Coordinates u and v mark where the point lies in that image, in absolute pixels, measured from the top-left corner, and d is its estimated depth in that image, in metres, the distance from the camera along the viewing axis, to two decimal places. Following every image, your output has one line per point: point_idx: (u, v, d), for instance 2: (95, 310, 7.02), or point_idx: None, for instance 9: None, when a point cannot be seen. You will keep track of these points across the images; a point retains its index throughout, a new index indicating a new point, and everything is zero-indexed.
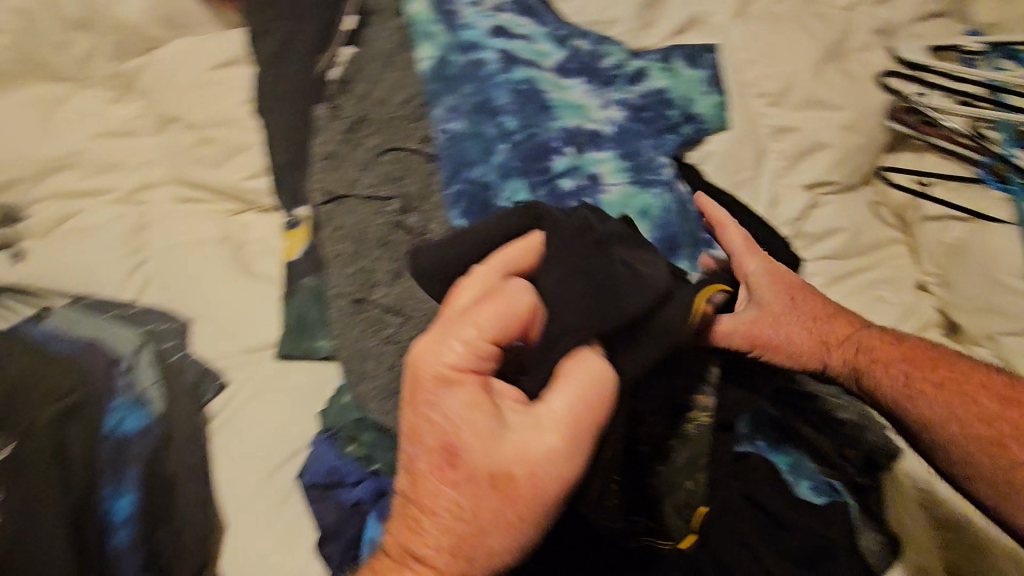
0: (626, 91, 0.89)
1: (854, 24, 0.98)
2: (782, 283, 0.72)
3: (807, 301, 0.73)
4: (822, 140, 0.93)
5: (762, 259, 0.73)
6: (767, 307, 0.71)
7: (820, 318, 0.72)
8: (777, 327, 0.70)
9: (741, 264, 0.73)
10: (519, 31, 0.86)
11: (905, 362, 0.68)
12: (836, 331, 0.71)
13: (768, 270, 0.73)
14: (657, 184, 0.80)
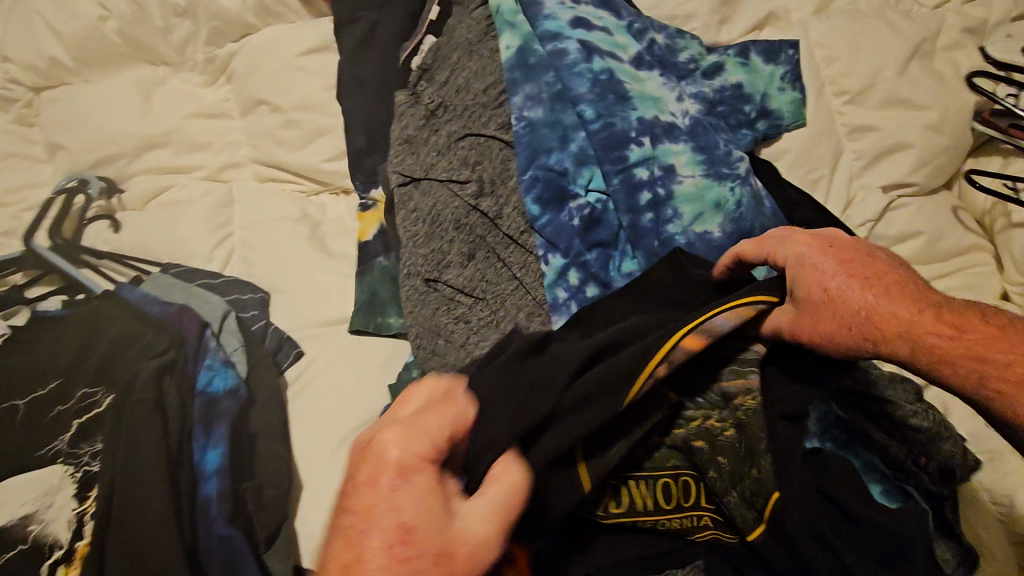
0: (701, 86, 0.90)
1: (942, 24, 0.95)
2: (814, 259, 0.59)
3: (854, 268, 0.57)
4: (906, 140, 0.90)
5: (797, 240, 0.61)
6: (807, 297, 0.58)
7: (882, 296, 0.55)
8: (816, 321, 0.57)
9: (772, 246, 0.63)
10: (598, 23, 0.88)
11: (942, 326, 0.54)
12: (892, 305, 0.55)
13: (799, 246, 0.60)
14: (732, 178, 0.79)
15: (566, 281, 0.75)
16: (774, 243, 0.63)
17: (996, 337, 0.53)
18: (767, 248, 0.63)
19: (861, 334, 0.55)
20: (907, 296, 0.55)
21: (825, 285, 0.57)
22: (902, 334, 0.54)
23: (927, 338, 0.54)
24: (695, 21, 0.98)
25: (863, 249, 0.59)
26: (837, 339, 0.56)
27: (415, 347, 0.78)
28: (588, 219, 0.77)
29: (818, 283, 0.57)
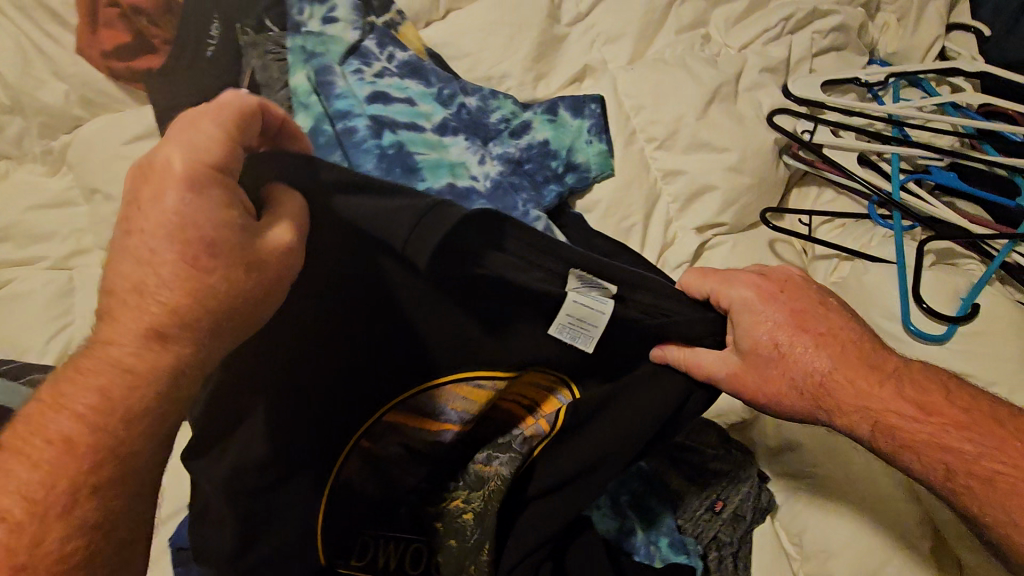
0: (508, 146, 0.92)
1: (743, 65, 0.99)
2: (762, 309, 0.61)
3: (806, 325, 0.62)
4: (708, 183, 0.94)
5: (746, 281, 0.63)
6: (751, 349, 0.61)
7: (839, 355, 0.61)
8: (765, 375, 0.61)
9: (729, 287, 0.62)
10: (401, 95, 0.90)
11: (924, 423, 0.59)
12: (858, 385, 0.60)
13: (753, 286, 0.62)
14: None
15: None
16: (733, 281, 0.62)
17: (959, 425, 0.58)
18: (716, 287, 0.63)
19: (815, 395, 0.61)
20: (879, 370, 0.61)
21: (778, 341, 0.61)
22: (855, 407, 0.59)
23: (880, 414, 0.60)
24: (510, 80, 1.00)
25: (819, 303, 0.64)
26: (781, 395, 0.61)
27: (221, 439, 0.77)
28: None
29: (774, 335, 0.61)
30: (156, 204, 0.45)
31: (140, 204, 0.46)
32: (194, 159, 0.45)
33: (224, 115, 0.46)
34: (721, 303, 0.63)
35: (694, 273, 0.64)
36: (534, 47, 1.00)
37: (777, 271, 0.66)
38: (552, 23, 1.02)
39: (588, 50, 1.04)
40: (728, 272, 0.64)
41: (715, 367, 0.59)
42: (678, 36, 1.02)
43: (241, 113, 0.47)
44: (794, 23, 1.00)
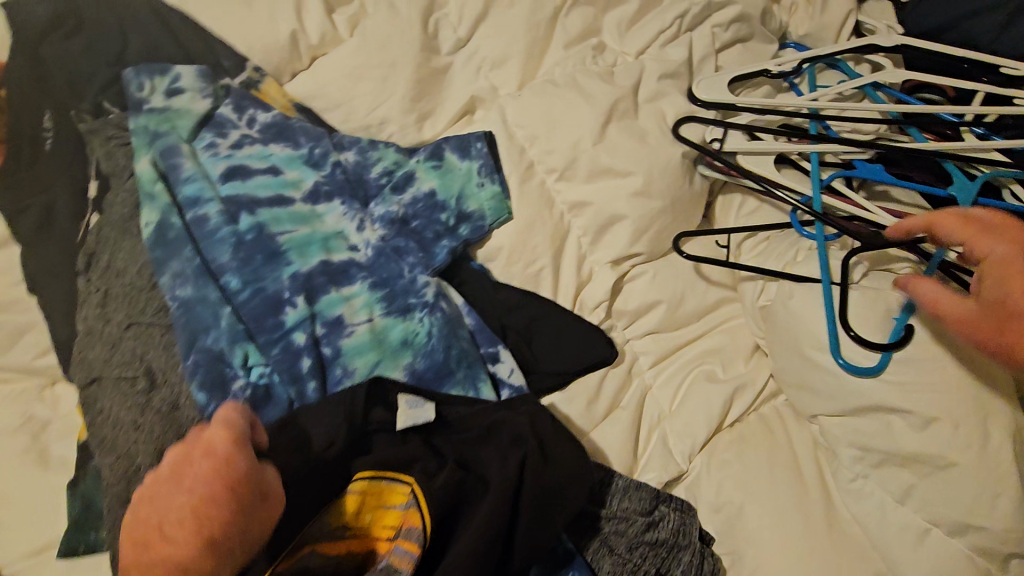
0: (391, 203, 0.83)
1: (640, 75, 0.91)
2: (1021, 264, 0.56)
3: None
4: (616, 212, 0.85)
5: (1005, 236, 0.59)
6: (990, 294, 0.57)
7: None
8: (1001, 327, 0.55)
9: (989, 240, 0.59)
10: (263, 164, 0.81)
11: None
12: None
13: (1020, 244, 0.58)
14: (418, 308, 0.75)
15: None
16: (995, 237, 0.59)
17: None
18: (974, 241, 0.60)
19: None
20: None
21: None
22: None
23: None
24: (391, 125, 0.91)
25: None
26: (1020, 351, 0.54)
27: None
28: (254, 400, 0.66)
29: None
30: (187, 473, 0.51)
31: (176, 472, 0.51)
32: (208, 460, 0.51)
33: (227, 427, 0.54)
34: (981, 256, 0.60)
35: (957, 219, 0.62)
36: (412, 84, 0.91)
37: None
38: (428, 55, 0.93)
39: (475, 79, 0.96)
40: (998, 228, 0.60)
41: (958, 306, 0.59)
42: (567, 50, 0.94)
43: (240, 422, 0.55)
44: (689, 20, 0.92)
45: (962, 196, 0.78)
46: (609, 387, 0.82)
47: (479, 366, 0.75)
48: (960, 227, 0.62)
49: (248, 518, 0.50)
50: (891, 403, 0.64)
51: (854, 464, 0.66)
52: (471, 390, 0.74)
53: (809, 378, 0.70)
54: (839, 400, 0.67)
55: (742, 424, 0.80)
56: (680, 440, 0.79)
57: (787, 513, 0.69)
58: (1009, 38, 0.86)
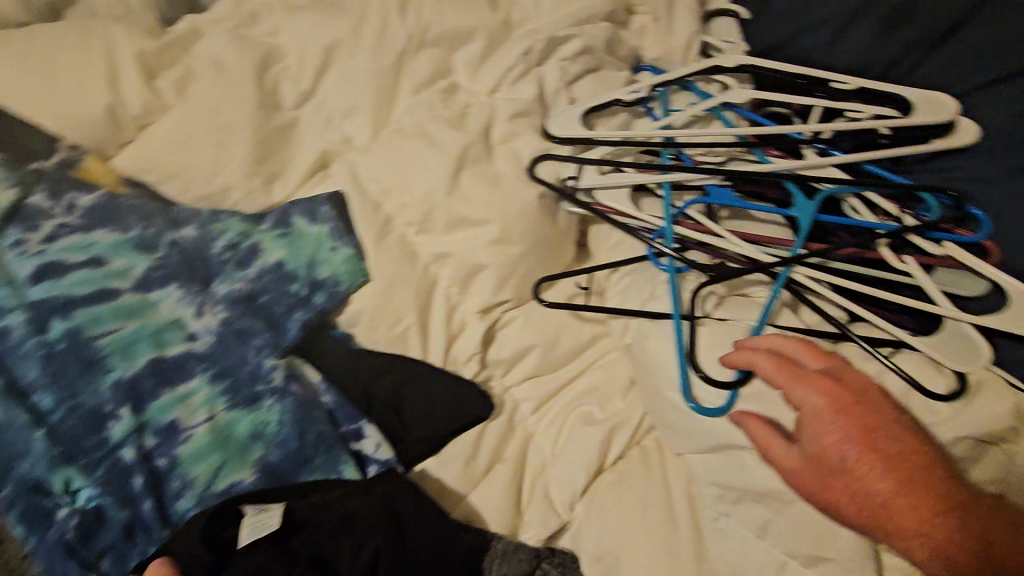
0: (234, 280, 0.78)
1: (492, 115, 0.89)
2: (834, 421, 0.58)
3: (867, 429, 0.57)
4: (477, 262, 0.84)
5: (819, 388, 0.59)
6: (812, 453, 0.58)
7: (875, 459, 0.56)
8: (825, 485, 0.57)
9: (801, 386, 0.60)
10: (80, 257, 0.74)
11: (958, 530, 0.53)
12: (897, 500, 0.55)
13: (830, 392, 0.59)
14: (265, 396, 0.72)
15: None
16: (812, 387, 0.60)
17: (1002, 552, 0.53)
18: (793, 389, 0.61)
19: (869, 517, 0.56)
20: (899, 479, 0.55)
21: (846, 455, 0.56)
22: (900, 523, 0.54)
23: (926, 533, 0.54)
24: (234, 193, 0.86)
25: (847, 404, 0.58)
26: (844, 512, 0.57)
27: None
28: (83, 528, 0.62)
29: (840, 444, 0.57)
30: None
31: None
32: None
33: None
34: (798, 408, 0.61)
35: (772, 362, 0.62)
36: (253, 147, 0.86)
37: (847, 371, 0.62)
38: (268, 113, 0.88)
39: (325, 132, 0.91)
40: (814, 375, 0.61)
41: (783, 458, 0.60)
42: (417, 95, 0.91)
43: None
44: (537, 55, 0.91)
45: (803, 217, 0.79)
46: (487, 444, 0.79)
47: (340, 446, 0.72)
48: (780, 372, 0.62)
49: None
50: (739, 439, 0.66)
51: (715, 500, 0.68)
52: (334, 471, 0.71)
53: (668, 418, 0.72)
54: (696, 440, 0.69)
55: (623, 463, 0.79)
56: (560, 490, 0.77)
57: (659, 559, 0.69)
58: (839, 50, 0.90)
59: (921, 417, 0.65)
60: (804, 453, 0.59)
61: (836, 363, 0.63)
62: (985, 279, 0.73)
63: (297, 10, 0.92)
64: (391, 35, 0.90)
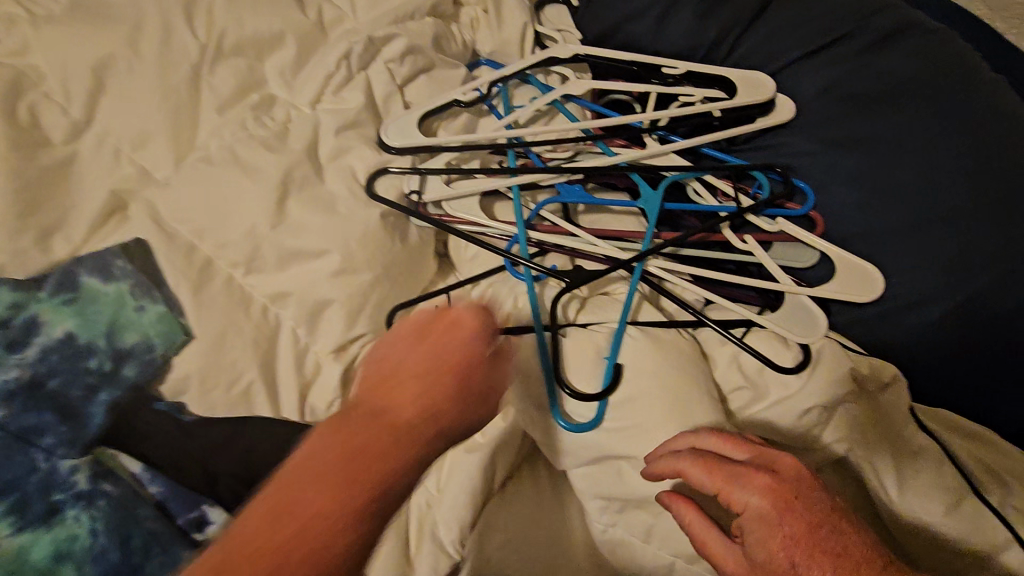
0: (7, 368, 0.62)
1: (316, 131, 0.79)
2: (780, 525, 0.50)
3: (814, 525, 0.50)
4: (322, 297, 0.75)
5: (754, 487, 0.53)
6: (760, 562, 0.51)
7: (827, 560, 0.49)
8: None
9: (739, 490, 0.53)
10: None
11: None
12: None
13: (773, 492, 0.52)
14: (68, 504, 0.58)
15: None
16: (745, 484, 0.53)
17: None
18: (726, 491, 0.54)
19: None
20: None
21: (797, 564, 0.49)
22: None
23: None
24: None
25: (787, 498, 0.52)
26: None
27: None
28: None
29: (791, 553, 0.50)
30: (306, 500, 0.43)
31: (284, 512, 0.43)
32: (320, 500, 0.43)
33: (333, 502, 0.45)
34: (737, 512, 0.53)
35: (698, 466, 0.55)
36: (15, 197, 0.70)
37: (778, 459, 0.55)
38: (30, 153, 0.71)
39: (114, 168, 0.76)
40: (744, 471, 0.54)
41: (729, 566, 0.52)
42: (223, 115, 0.79)
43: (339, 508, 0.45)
44: (358, 59, 0.82)
45: (650, 208, 0.79)
46: None
47: (177, 541, 0.59)
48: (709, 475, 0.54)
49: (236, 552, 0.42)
50: (615, 449, 0.65)
51: (603, 512, 0.67)
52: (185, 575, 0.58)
53: (546, 436, 0.69)
54: (574, 453, 0.67)
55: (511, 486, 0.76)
56: (449, 530, 0.68)
57: None
58: (663, 36, 0.90)
59: (772, 390, 0.69)
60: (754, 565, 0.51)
61: (767, 453, 0.56)
62: (813, 248, 0.77)
63: (48, 21, 0.75)
64: (178, 47, 0.77)
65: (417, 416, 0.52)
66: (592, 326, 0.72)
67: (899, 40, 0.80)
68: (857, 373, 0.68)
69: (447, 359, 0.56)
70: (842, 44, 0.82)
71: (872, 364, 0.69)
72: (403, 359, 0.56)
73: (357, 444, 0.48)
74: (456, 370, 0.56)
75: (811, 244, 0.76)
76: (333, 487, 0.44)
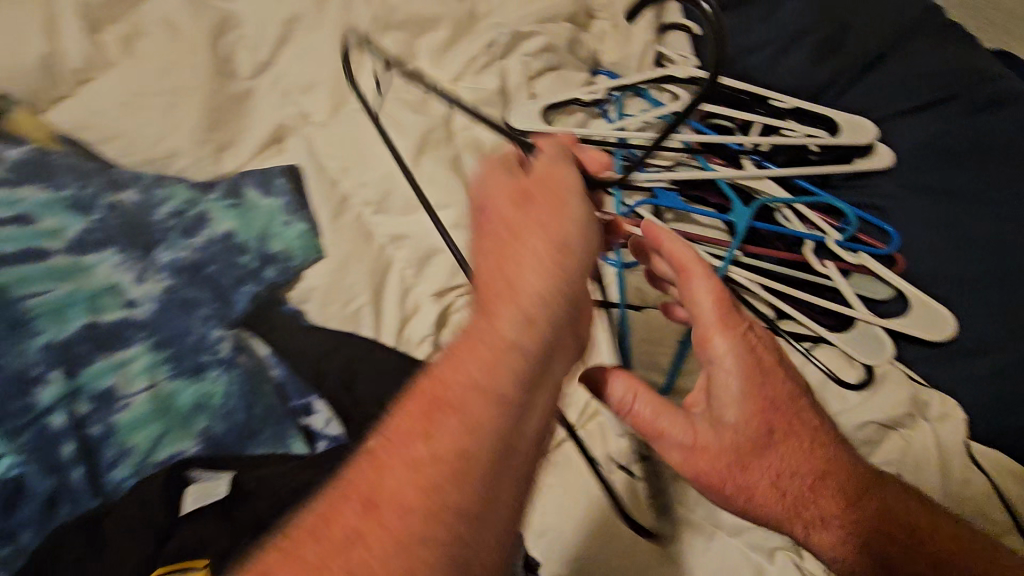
0: (179, 249, 0.75)
1: (454, 103, 0.90)
2: (738, 399, 0.61)
3: (765, 398, 0.62)
4: (433, 245, 0.85)
5: (736, 354, 0.61)
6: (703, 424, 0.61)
7: (774, 430, 0.62)
8: (730, 461, 0.61)
9: (723, 345, 0.61)
10: (7, 212, 0.69)
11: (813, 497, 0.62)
12: (768, 461, 0.62)
13: (750, 361, 0.61)
14: (211, 367, 0.69)
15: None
16: (730, 346, 0.61)
17: (850, 519, 0.62)
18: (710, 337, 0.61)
19: (749, 478, 0.61)
20: (785, 455, 0.62)
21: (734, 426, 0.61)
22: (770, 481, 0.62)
23: (787, 492, 0.62)
24: (182, 159, 0.82)
25: (768, 376, 0.62)
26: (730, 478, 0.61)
27: None
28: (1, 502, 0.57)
29: (743, 416, 0.61)
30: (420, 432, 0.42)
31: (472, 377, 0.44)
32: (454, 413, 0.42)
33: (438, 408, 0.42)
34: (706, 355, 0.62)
35: (712, 298, 0.61)
36: (205, 114, 0.83)
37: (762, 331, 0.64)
38: (222, 80, 0.85)
39: (281, 105, 0.89)
40: (733, 333, 0.61)
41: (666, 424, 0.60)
42: (379, 76, 0.91)
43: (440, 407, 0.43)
44: (500, 48, 0.93)
45: (739, 222, 0.85)
46: None
47: (287, 420, 0.70)
48: (711, 307, 0.61)
49: (476, 394, 0.43)
50: None
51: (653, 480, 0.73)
52: (298, 443, 0.69)
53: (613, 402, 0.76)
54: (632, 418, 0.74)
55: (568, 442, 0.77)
56: None
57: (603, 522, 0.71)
58: (776, 71, 0.97)
59: (830, 403, 0.74)
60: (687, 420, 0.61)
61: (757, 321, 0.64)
62: (890, 285, 0.81)
63: None
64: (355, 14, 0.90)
65: (539, 294, 0.47)
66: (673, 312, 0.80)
67: (1008, 107, 0.84)
68: (918, 399, 0.73)
69: (563, 183, 0.53)
70: (948, 104, 0.87)
71: (934, 395, 0.74)
72: (514, 184, 0.52)
73: (496, 312, 0.47)
74: (504, 230, 0.50)
75: (889, 280, 0.81)
76: (457, 406, 0.43)
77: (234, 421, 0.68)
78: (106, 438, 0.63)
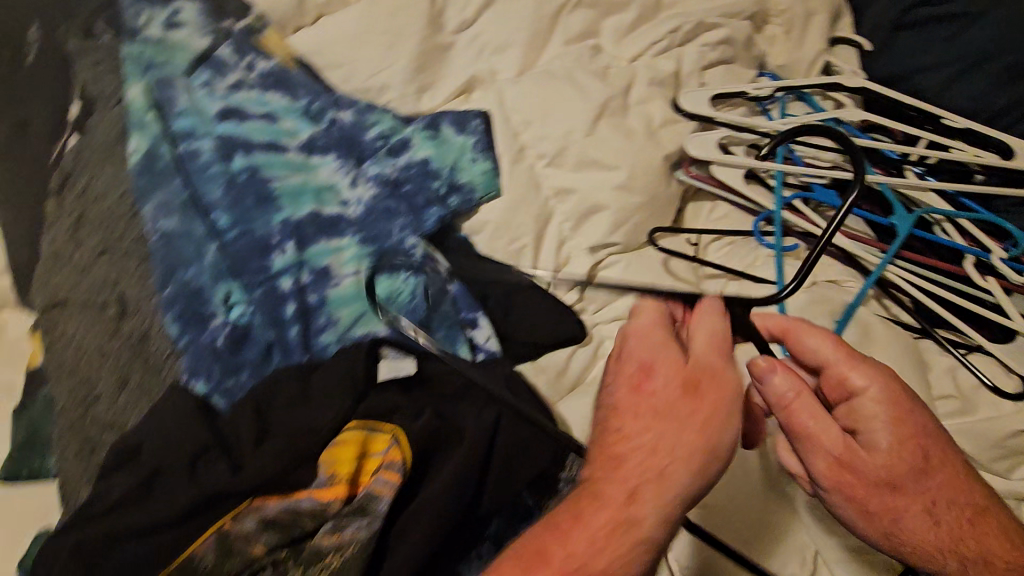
0: (385, 165, 0.85)
1: (632, 78, 0.97)
2: (878, 413, 0.61)
3: (905, 419, 0.61)
4: (597, 202, 0.90)
5: (872, 372, 0.62)
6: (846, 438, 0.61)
7: (904, 447, 0.60)
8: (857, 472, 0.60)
9: (857, 369, 0.62)
10: (261, 110, 0.84)
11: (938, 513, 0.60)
12: (898, 471, 0.60)
13: (887, 387, 0.61)
14: (403, 269, 0.77)
15: (219, 387, 0.67)
16: (864, 371, 0.62)
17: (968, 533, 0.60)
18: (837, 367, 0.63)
19: (880, 491, 0.60)
20: (917, 468, 0.60)
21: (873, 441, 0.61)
22: (899, 494, 0.60)
23: (912, 508, 0.60)
24: (390, 92, 0.93)
25: (902, 397, 0.62)
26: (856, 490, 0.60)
27: (92, 500, 0.59)
28: (233, 337, 0.69)
29: (882, 426, 0.61)
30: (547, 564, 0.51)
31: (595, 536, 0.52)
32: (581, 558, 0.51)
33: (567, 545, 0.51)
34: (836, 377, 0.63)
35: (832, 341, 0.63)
36: (415, 56, 0.93)
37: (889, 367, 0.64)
38: (434, 31, 0.96)
39: (475, 60, 0.98)
40: (865, 361, 0.62)
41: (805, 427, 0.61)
42: (566, 47, 0.99)
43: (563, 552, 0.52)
44: (680, 36, 1.00)
45: (902, 226, 0.85)
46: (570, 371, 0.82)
47: (458, 329, 0.77)
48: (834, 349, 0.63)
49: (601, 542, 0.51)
50: None
51: None
52: (465, 350, 0.76)
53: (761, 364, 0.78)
54: None
55: None
56: None
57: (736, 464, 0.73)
58: (949, 95, 0.99)
59: (980, 409, 0.74)
60: (829, 429, 0.60)
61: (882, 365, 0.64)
62: None
63: None
64: None
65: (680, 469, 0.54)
66: (830, 292, 0.81)
67: None
68: None
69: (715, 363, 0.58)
70: None
71: None
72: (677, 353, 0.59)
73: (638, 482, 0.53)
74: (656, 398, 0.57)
75: None
76: (584, 549, 0.51)
77: (418, 318, 0.75)
78: (318, 304, 0.73)
